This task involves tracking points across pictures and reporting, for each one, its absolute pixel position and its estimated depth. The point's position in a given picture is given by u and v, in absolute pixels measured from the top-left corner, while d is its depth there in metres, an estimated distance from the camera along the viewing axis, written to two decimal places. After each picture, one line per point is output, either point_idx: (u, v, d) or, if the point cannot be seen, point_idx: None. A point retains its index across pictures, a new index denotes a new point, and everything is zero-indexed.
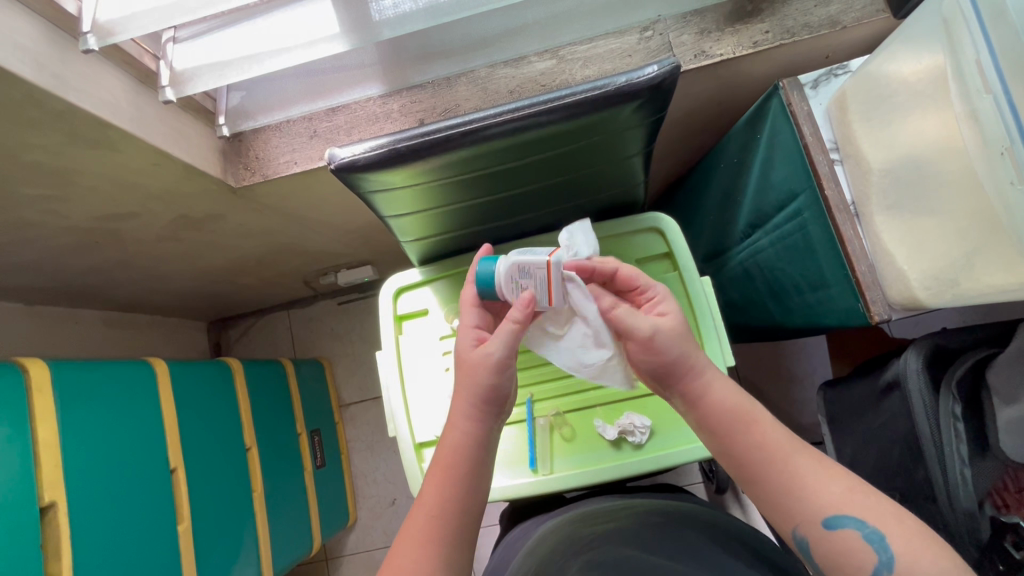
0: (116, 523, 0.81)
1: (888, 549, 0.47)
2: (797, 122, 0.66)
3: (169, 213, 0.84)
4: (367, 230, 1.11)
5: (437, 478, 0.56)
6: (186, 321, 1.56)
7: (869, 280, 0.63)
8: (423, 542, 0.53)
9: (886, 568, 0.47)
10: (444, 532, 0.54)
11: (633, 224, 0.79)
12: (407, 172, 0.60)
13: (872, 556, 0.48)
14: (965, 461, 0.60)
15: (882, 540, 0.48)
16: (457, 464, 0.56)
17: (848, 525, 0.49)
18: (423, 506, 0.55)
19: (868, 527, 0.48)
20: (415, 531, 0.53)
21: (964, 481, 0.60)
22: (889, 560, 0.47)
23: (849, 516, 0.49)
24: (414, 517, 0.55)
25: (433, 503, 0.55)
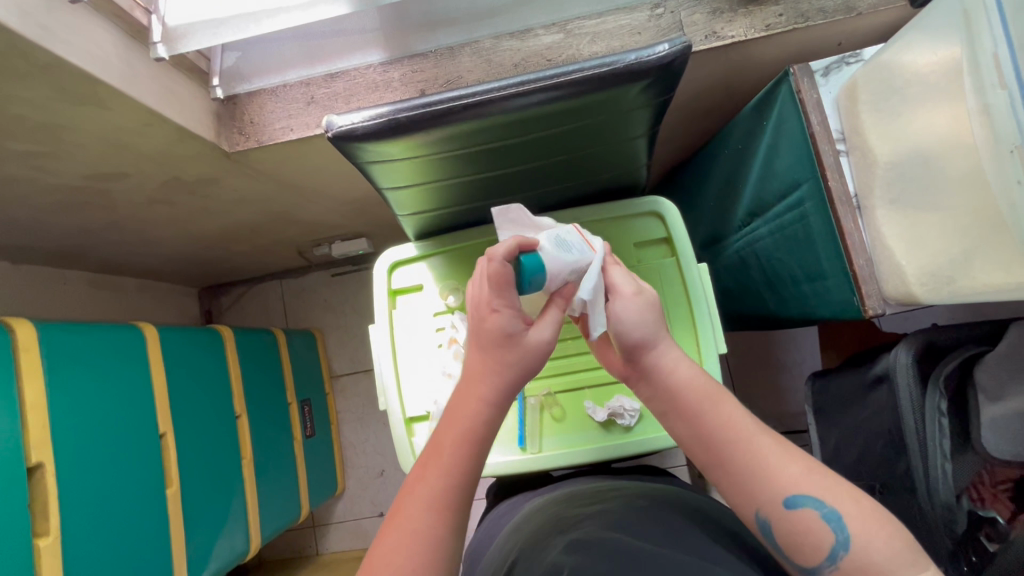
0: (104, 485, 0.81)
1: (846, 530, 0.47)
2: (806, 111, 0.65)
3: (160, 176, 0.82)
4: (363, 201, 1.09)
5: (445, 450, 0.52)
6: (176, 286, 1.54)
7: (866, 274, 0.63)
8: (434, 507, 0.48)
9: (842, 550, 0.47)
10: (455, 506, 0.49)
11: (633, 207, 0.78)
12: (408, 144, 0.58)
13: (829, 536, 0.47)
14: (947, 455, 0.60)
15: (841, 520, 0.47)
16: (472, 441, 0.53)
17: (808, 504, 0.49)
18: (434, 477, 0.50)
19: (826, 507, 0.48)
20: (420, 500, 0.49)
21: (945, 476, 0.61)
22: (845, 541, 0.47)
23: (809, 496, 0.49)
24: (415, 489, 0.50)
25: (443, 478, 0.50)
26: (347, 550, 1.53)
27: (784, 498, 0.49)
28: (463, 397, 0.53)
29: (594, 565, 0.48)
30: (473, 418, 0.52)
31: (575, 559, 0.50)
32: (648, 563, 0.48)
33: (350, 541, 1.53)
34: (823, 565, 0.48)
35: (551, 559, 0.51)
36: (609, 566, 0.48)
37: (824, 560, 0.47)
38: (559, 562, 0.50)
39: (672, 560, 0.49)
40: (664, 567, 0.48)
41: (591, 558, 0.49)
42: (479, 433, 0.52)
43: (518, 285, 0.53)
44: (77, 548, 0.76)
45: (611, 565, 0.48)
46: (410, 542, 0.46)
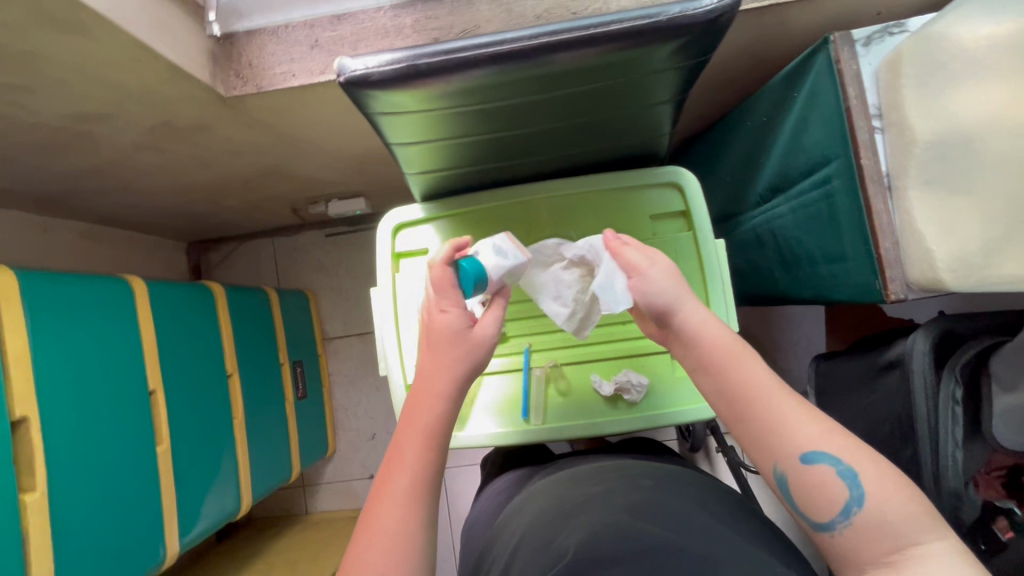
0: (92, 441, 0.79)
1: (860, 486, 0.45)
2: (843, 83, 0.62)
3: (149, 119, 0.77)
4: (364, 159, 1.04)
5: (411, 444, 0.51)
6: (163, 240, 1.49)
7: (891, 257, 0.61)
8: (406, 500, 0.48)
9: (856, 505, 0.45)
10: (425, 494, 0.49)
11: (652, 177, 0.75)
12: (425, 95, 0.54)
13: (844, 492, 0.45)
14: (959, 445, 0.60)
15: (857, 479, 0.45)
16: (432, 432, 0.51)
17: (825, 461, 0.47)
18: (404, 469, 0.49)
19: (843, 464, 0.46)
20: (392, 497, 0.48)
21: (954, 464, 0.60)
22: (860, 497, 0.45)
23: (827, 452, 0.47)
24: (388, 484, 0.49)
25: (413, 468, 0.49)
26: (336, 510, 1.54)
27: (801, 453, 0.48)
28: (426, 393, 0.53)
29: (597, 549, 0.47)
30: (432, 408, 0.52)
31: (581, 541, 0.49)
32: (656, 550, 0.47)
33: (340, 501, 1.54)
34: (836, 520, 0.46)
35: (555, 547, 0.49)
36: (617, 550, 0.47)
37: (838, 516, 0.46)
38: (564, 547, 0.49)
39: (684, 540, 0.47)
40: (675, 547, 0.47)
41: (597, 540, 0.48)
42: (442, 423, 0.52)
43: (458, 286, 0.57)
44: (65, 504, 0.74)
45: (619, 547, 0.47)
46: (390, 539, 0.46)
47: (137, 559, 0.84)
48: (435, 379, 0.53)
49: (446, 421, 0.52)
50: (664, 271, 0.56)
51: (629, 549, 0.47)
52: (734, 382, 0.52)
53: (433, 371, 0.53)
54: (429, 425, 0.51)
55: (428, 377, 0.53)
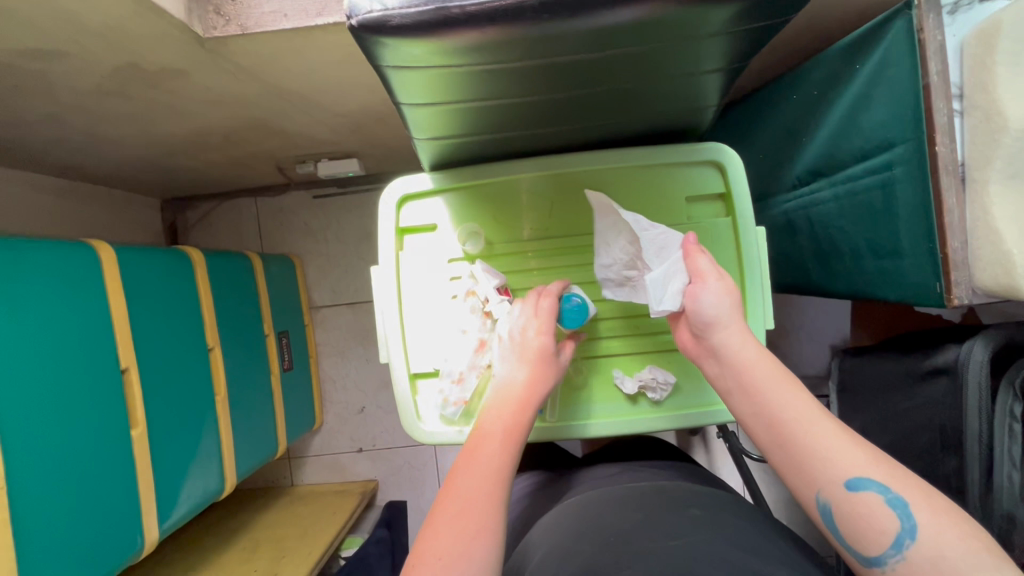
0: (53, 427, 0.71)
1: (912, 517, 0.40)
2: (924, 56, 0.54)
3: (113, 60, 0.65)
4: (360, 117, 0.94)
5: (492, 440, 0.54)
6: (134, 195, 1.37)
7: (958, 258, 0.55)
8: (490, 486, 0.50)
9: (908, 537, 0.40)
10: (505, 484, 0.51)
11: (690, 154, 0.67)
12: (450, 51, 0.44)
13: (894, 522, 0.40)
14: (1016, 463, 0.55)
15: (908, 508, 0.40)
16: (513, 434, 0.55)
17: (871, 487, 0.42)
18: (489, 456, 0.52)
19: (891, 492, 0.41)
20: (479, 481, 0.49)
21: (1011, 485, 0.55)
22: (912, 529, 0.40)
23: (873, 478, 0.42)
24: (471, 470, 0.51)
25: (495, 459, 0.52)
26: (324, 484, 1.49)
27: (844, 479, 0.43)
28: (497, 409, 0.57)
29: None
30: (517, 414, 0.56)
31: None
32: None
33: (327, 474, 1.49)
34: (886, 554, 0.40)
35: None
36: None
37: (887, 549, 0.40)
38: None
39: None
40: None
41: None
42: (521, 429, 0.56)
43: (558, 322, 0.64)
44: (24, 496, 0.67)
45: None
46: (480, 517, 0.47)
47: (108, 551, 0.78)
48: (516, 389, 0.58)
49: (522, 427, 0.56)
50: (726, 287, 0.52)
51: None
52: (770, 405, 0.47)
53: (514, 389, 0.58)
54: (510, 428, 0.55)
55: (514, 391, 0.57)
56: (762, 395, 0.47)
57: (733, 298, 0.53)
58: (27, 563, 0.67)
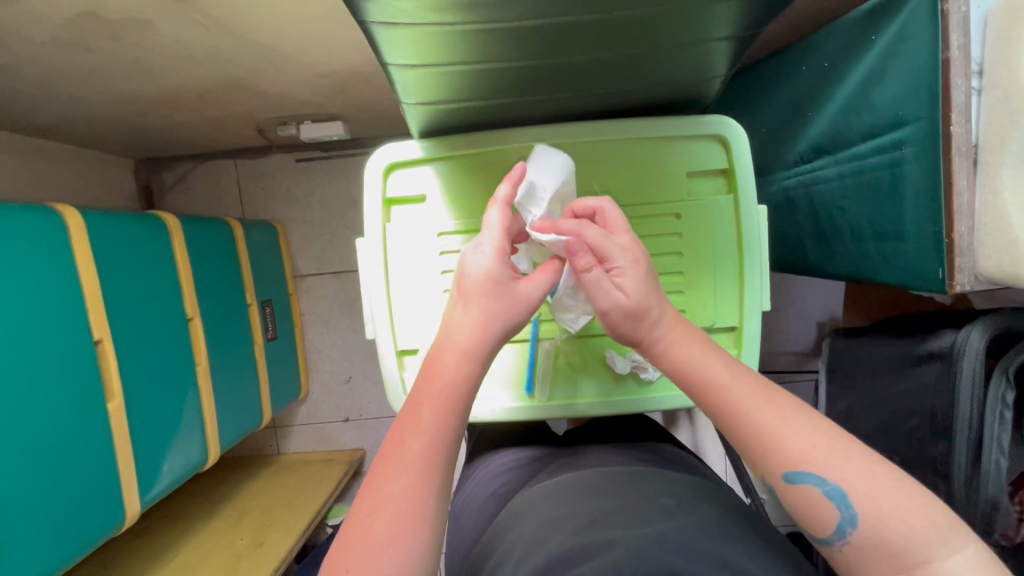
0: (23, 401, 0.68)
1: (850, 506, 0.38)
2: (947, 28, 0.51)
3: (69, 7, 0.60)
4: (344, 77, 0.88)
5: (434, 400, 0.45)
6: (105, 155, 1.30)
7: (964, 243, 0.54)
8: (418, 466, 0.42)
9: (849, 526, 0.38)
10: (441, 460, 0.43)
11: (692, 127, 0.64)
12: (440, 3, 0.39)
13: (832, 511, 0.39)
14: (1004, 450, 0.56)
15: (845, 498, 0.39)
16: (459, 390, 0.46)
17: (810, 481, 0.40)
18: (420, 434, 0.44)
19: (828, 483, 0.39)
20: (408, 458, 0.42)
21: (997, 470, 0.56)
22: (852, 518, 0.38)
23: (811, 471, 0.40)
24: (405, 442, 0.44)
25: (432, 427, 0.44)
26: (309, 453, 1.49)
27: (782, 473, 0.41)
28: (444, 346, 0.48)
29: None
30: (456, 369, 0.47)
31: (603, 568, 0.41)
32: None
33: (313, 443, 1.49)
34: (830, 539, 0.40)
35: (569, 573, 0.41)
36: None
37: (831, 534, 0.40)
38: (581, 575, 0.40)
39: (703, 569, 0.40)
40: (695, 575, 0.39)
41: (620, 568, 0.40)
42: (465, 386, 0.47)
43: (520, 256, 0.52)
44: None
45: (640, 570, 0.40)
46: (403, 499, 0.41)
47: (86, 525, 0.77)
48: (463, 330, 0.48)
49: (471, 383, 0.47)
50: (619, 317, 0.50)
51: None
52: (735, 400, 0.44)
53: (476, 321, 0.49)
54: (450, 387, 0.46)
55: (460, 331, 0.48)
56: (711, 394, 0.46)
57: (631, 322, 0.50)
58: None
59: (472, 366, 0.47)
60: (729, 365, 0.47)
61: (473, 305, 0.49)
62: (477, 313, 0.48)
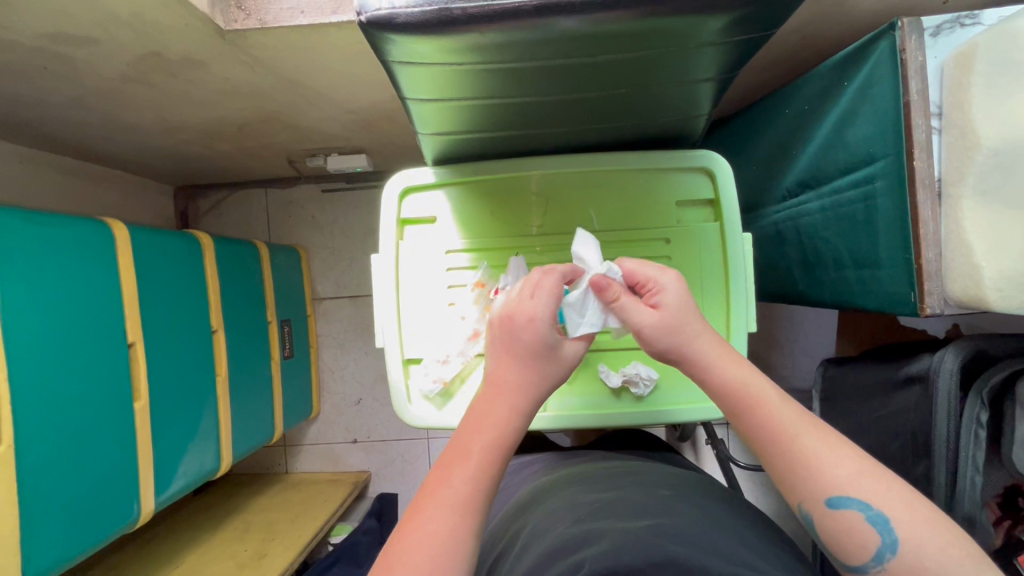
0: (63, 393, 0.75)
1: (893, 532, 0.39)
2: (905, 74, 0.57)
3: (138, 49, 0.69)
4: (370, 113, 0.97)
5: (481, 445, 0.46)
6: (148, 181, 1.41)
7: (932, 269, 0.57)
8: (460, 510, 0.42)
9: (889, 551, 0.39)
10: (481, 509, 0.43)
11: (681, 160, 0.70)
12: (453, 45, 0.46)
13: (873, 538, 0.39)
14: (979, 468, 0.61)
15: (888, 524, 0.39)
16: (504, 442, 0.47)
17: (853, 505, 0.40)
18: (464, 477, 0.44)
19: (872, 509, 0.40)
20: (452, 500, 0.42)
21: (972, 487, 0.61)
22: (893, 543, 0.39)
23: (854, 495, 0.41)
24: (448, 483, 0.43)
25: (478, 474, 0.44)
26: (317, 473, 1.51)
27: (826, 498, 0.41)
28: (493, 395, 0.48)
29: (616, 560, 0.44)
30: (505, 422, 0.47)
31: (601, 552, 0.46)
32: (678, 564, 0.43)
33: (321, 464, 1.51)
34: (868, 566, 0.40)
35: (567, 559, 0.46)
36: (637, 563, 0.44)
37: (867, 561, 0.40)
38: (579, 559, 0.45)
39: (711, 558, 0.45)
40: (699, 562, 0.44)
41: (617, 552, 0.45)
42: (509, 440, 0.47)
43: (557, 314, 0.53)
44: (31, 457, 0.70)
45: (639, 556, 0.44)
46: (444, 542, 0.40)
47: (104, 519, 0.81)
48: (507, 385, 0.49)
49: (515, 436, 0.48)
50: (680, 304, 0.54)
51: (650, 562, 0.44)
52: (745, 424, 0.47)
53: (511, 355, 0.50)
54: (496, 438, 0.46)
55: (506, 381, 0.49)
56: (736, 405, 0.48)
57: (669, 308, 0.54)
58: (29, 522, 0.70)
59: (517, 420, 0.48)
60: (720, 355, 0.51)
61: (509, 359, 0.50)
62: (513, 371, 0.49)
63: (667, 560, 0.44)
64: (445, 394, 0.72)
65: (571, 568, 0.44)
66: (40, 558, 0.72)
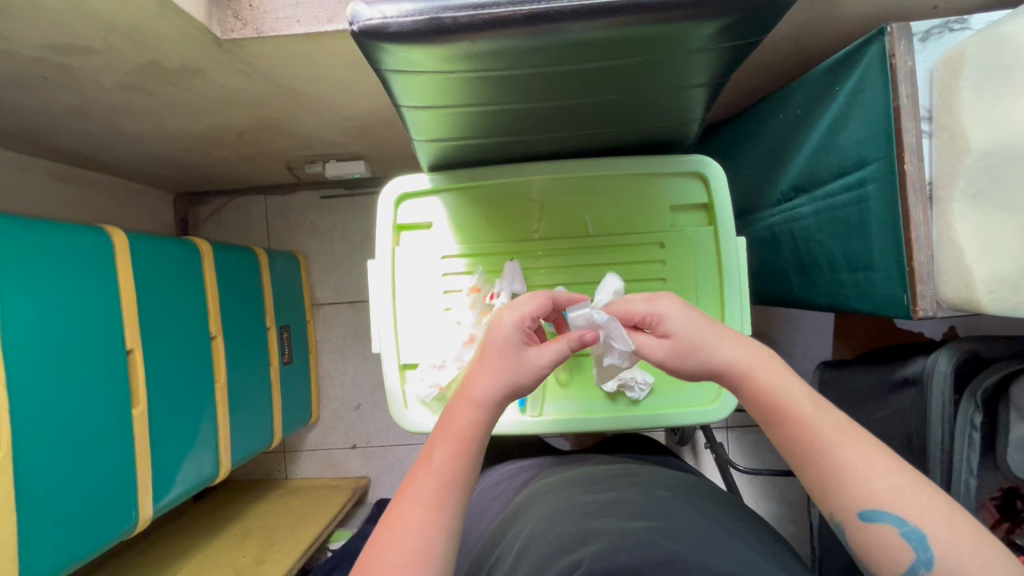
0: (61, 400, 0.75)
1: (929, 549, 0.37)
2: (895, 79, 0.58)
3: (138, 57, 0.70)
4: (367, 120, 0.98)
5: (446, 444, 0.47)
6: (148, 189, 1.42)
7: (924, 272, 0.58)
8: (428, 508, 0.43)
9: (923, 568, 0.37)
10: (450, 502, 0.44)
11: (674, 165, 0.70)
12: (445, 54, 0.47)
13: (908, 554, 0.38)
14: (973, 471, 0.61)
15: (925, 540, 0.37)
16: (470, 438, 0.48)
17: (886, 520, 0.39)
18: (430, 474, 0.45)
19: (909, 525, 0.38)
20: (418, 496, 0.44)
21: (967, 488, 0.62)
22: (928, 561, 0.37)
23: (889, 510, 0.39)
24: (416, 482, 0.45)
25: (443, 468, 0.46)
26: (317, 478, 1.51)
27: (859, 511, 0.40)
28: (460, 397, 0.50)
29: (614, 559, 0.44)
30: (471, 418, 0.49)
31: (599, 552, 0.46)
32: (676, 563, 0.43)
33: (321, 470, 1.51)
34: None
35: (565, 558, 0.46)
36: (636, 561, 0.44)
37: (900, 575, 0.39)
38: (577, 558, 0.46)
39: (709, 557, 0.45)
40: (697, 561, 0.44)
41: (615, 551, 0.45)
42: (478, 436, 0.48)
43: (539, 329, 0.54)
44: (29, 464, 0.70)
45: (639, 556, 0.44)
46: (413, 538, 0.42)
47: (103, 525, 0.81)
48: (473, 383, 0.50)
49: (484, 429, 0.49)
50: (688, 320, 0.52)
51: (649, 561, 0.44)
52: None
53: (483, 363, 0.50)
54: (463, 436, 0.48)
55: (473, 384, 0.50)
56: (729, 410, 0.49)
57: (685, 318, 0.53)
58: (28, 528, 0.70)
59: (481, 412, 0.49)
60: None
61: (480, 363, 0.51)
62: (479, 370, 0.50)
63: (666, 560, 0.44)
64: (442, 398, 0.73)
65: (569, 567, 0.45)
66: (38, 565, 0.72)
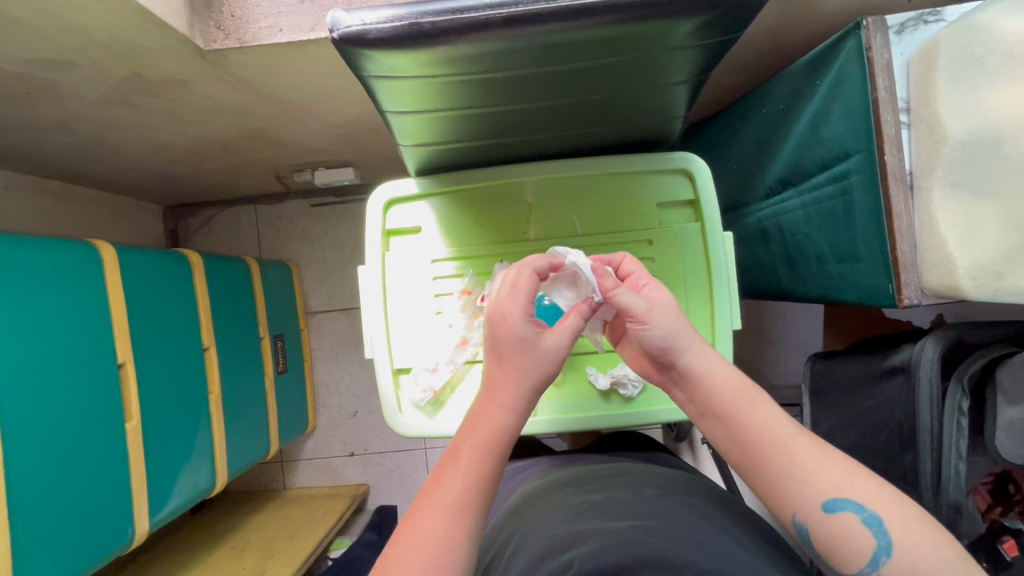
0: (52, 416, 0.74)
1: (887, 533, 0.40)
2: (872, 72, 0.59)
3: (121, 70, 0.70)
4: (355, 127, 0.98)
5: (472, 447, 0.48)
6: (136, 202, 1.41)
7: (908, 260, 0.59)
8: (451, 510, 0.44)
9: (884, 555, 0.40)
10: (476, 504, 0.45)
11: (660, 162, 0.71)
12: (425, 58, 0.47)
13: (870, 541, 0.40)
14: (962, 456, 0.62)
15: (882, 525, 0.40)
16: (499, 441, 0.48)
17: (847, 507, 0.42)
18: (457, 479, 0.46)
19: (866, 511, 0.41)
20: (442, 500, 0.44)
21: (957, 473, 0.63)
22: (888, 546, 0.40)
23: (847, 498, 0.42)
24: (441, 485, 0.45)
25: (470, 473, 0.46)
26: (316, 487, 1.50)
27: (821, 502, 0.42)
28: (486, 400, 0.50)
29: (604, 559, 0.45)
30: (497, 420, 0.49)
31: (588, 552, 0.46)
32: (664, 561, 0.44)
33: (319, 479, 1.51)
34: (863, 572, 0.41)
35: (557, 559, 0.47)
36: (625, 562, 0.44)
37: (863, 566, 0.41)
38: (568, 559, 0.46)
39: (697, 555, 0.45)
40: (686, 559, 0.44)
41: (604, 551, 0.45)
42: (504, 441, 0.49)
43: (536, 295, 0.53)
44: (21, 482, 0.70)
45: (629, 555, 0.44)
46: (437, 539, 0.42)
47: (97, 540, 0.80)
48: (501, 388, 0.50)
49: (511, 433, 0.49)
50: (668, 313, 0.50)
51: (638, 561, 0.44)
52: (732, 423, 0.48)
53: (501, 378, 0.50)
54: (488, 439, 0.48)
55: (499, 383, 0.50)
56: (727, 413, 0.48)
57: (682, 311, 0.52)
58: (22, 547, 0.70)
59: (510, 415, 0.50)
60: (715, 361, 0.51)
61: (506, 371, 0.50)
62: (508, 376, 0.50)
63: (655, 559, 0.44)
64: (436, 402, 0.72)
65: (560, 568, 0.45)
66: None
